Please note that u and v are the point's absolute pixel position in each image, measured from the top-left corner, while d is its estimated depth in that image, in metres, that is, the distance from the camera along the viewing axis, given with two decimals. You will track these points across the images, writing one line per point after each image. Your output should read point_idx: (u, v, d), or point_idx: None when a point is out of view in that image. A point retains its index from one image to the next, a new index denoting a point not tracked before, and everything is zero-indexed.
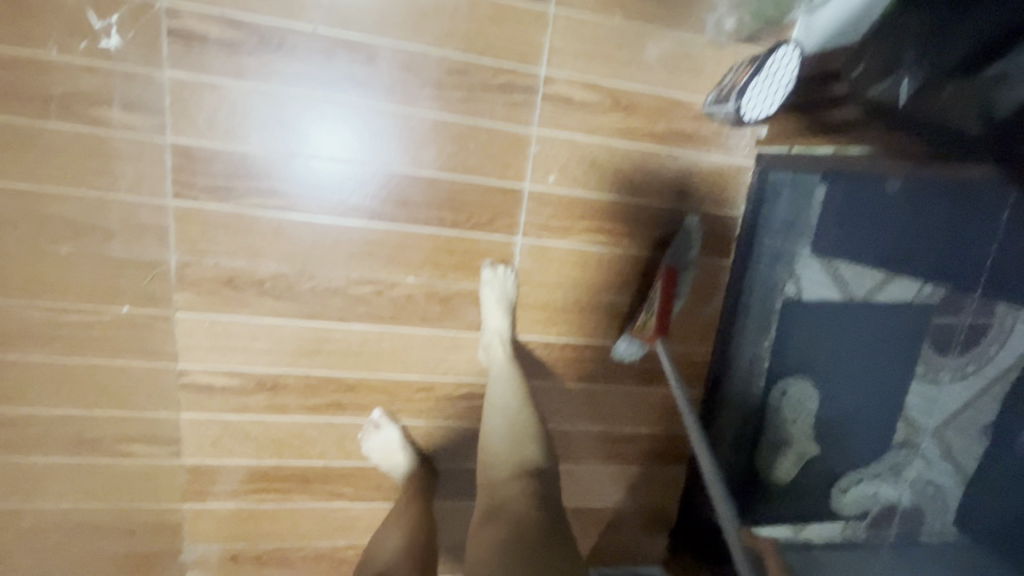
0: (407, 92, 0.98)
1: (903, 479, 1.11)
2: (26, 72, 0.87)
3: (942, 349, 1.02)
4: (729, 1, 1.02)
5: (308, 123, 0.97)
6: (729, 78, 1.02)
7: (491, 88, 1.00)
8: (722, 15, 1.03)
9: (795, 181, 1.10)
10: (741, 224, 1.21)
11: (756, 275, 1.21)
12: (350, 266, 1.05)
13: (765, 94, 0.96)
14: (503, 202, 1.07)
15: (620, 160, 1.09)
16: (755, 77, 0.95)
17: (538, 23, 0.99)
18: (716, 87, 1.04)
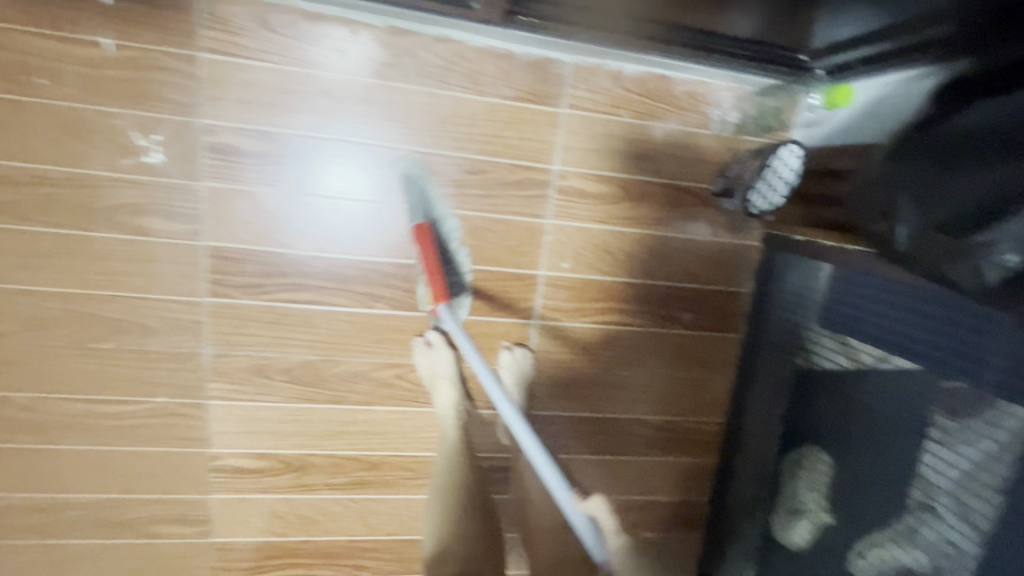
0: (428, 191, 1.04)
1: (919, 542, 1.02)
2: (75, 188, 0.93)
3: (954, 415, 0.94)
4: (732, 98, 1.08)
5: (330, 220, 1.02)
6: (736, 169, 1.08)
7: (507, 185, 1.06)
8: (726, 111, 1.08)
9: (801, 261, 1.12)
10: (750, 300, 1.24)
11: (764, 349, 1.23)
12: (374, 352, 1.10)
13: (769, 189, 1.01)
14: (519, 288, 1.11)
15: (632, 244, 1.13)
16: (760, 175, 1.00)
17: (551, 124, 1.04)
18: (723, 175, 1.10)
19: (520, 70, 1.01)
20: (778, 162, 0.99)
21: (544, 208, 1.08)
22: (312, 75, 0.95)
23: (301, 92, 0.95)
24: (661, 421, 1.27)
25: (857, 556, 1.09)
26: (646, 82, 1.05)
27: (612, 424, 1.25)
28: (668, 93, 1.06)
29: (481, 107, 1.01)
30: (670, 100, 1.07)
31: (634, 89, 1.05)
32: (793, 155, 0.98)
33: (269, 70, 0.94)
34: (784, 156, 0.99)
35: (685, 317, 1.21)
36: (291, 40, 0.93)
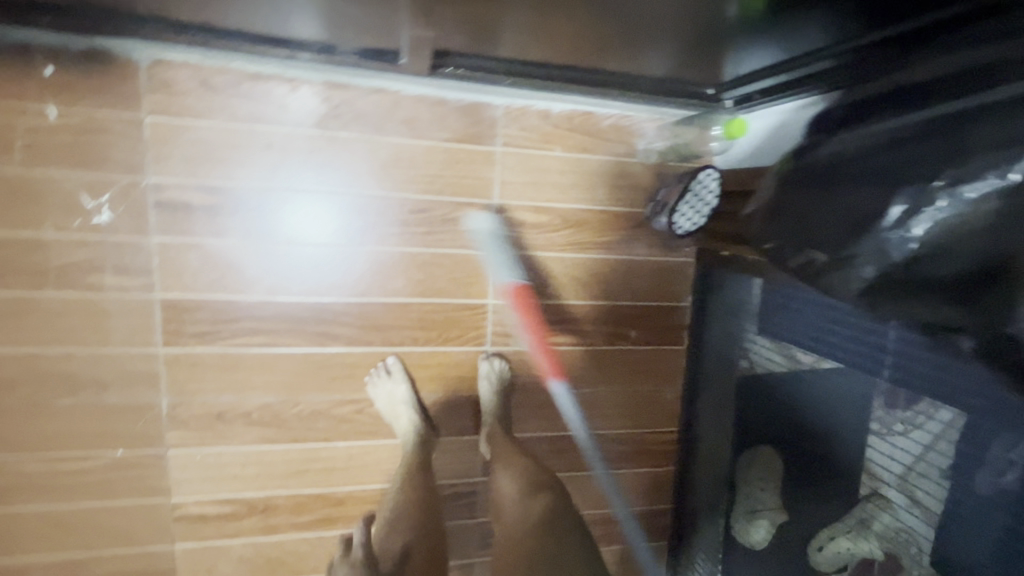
0: (375, 231, 1.09)
1: (872, 532, 1.03)
2: (24, 251, 0.95)
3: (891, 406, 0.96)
4: (655, 128, 1.17)
5: (289, 264, 1.07)
6: (663, 193, 1.15)
7: (450, 221, 1.12)
8: (652, 140, 1.17)
9: (732, 275, 1.20)
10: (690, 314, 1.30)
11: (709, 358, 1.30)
12: (332, 389, 1.13)
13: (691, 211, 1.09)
14: (470, 317, 1.17)
15: (574, 268, 1.20)
16: (682, 199, 1.08)
17: (488, 161, 1.11)
18: (654, 201, 1.17)
19: (455, 114, 1.08)
20: (697, 186, 1.07)
21: (487, 240, 1.14)
22: (255, 130, 1.00)
23: (244, 147, 1.00)
24: (617, 435, 1.32)
25: (815, 549, 1.10)
26: (573, 118, 1.13)
27: (571, 442, 1.29)
28: (594, 127, 1.15)
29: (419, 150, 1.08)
30: (597, 133, 1.15)
31: (563, 125, 1.13)
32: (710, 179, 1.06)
33: (212, 127, 0.98)
34: (702, 181, 1.06)
35: (631, 333, 1.27)
36: (231, 99, 0.98)
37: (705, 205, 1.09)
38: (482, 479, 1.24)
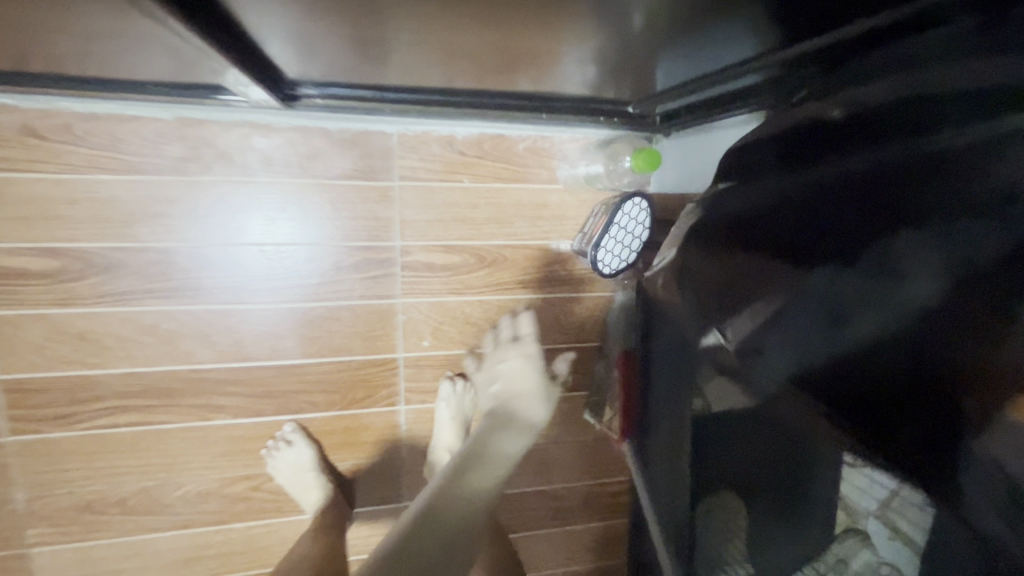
0: (256, 286, 0.95)
1: None
2: None
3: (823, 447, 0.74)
4: (579, 151, 1.03)
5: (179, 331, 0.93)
6: (589, 224, 1.01)
7: (346, 268, 0.97)
8: (575, 164, 1.03)
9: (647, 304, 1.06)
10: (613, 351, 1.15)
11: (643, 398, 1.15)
12: (222, 466, 0.99)
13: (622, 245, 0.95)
14: (378, 374, 1.02)
15: (496, 311, 1.06)
16: (605, 234, 0.94)
17: (385, 199, 0.97)
18: (580, 233, 1.03)
19: (339, 147, 0.93)
20: (625, 216, 0.94)
21: (390, 287, 1.00)
22: (97, 180, 0.86)
23: (85, 200, 0.86)
24: (560, 489, 1.18)
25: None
26: (482, 143, 0.99)
27: (508, 501, 1.16)
28: (507, 152, 1.00)
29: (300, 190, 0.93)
30: (511, 158, 1.01)
31: (470, 152, 0.99)
32: (638, 207, 0.94)
33: (43, 180, 0.84)
34: (629, 209, 0.93)
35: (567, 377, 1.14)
36: (63, 145, 0.84)
37: (635, 237, 0.95)
38: None
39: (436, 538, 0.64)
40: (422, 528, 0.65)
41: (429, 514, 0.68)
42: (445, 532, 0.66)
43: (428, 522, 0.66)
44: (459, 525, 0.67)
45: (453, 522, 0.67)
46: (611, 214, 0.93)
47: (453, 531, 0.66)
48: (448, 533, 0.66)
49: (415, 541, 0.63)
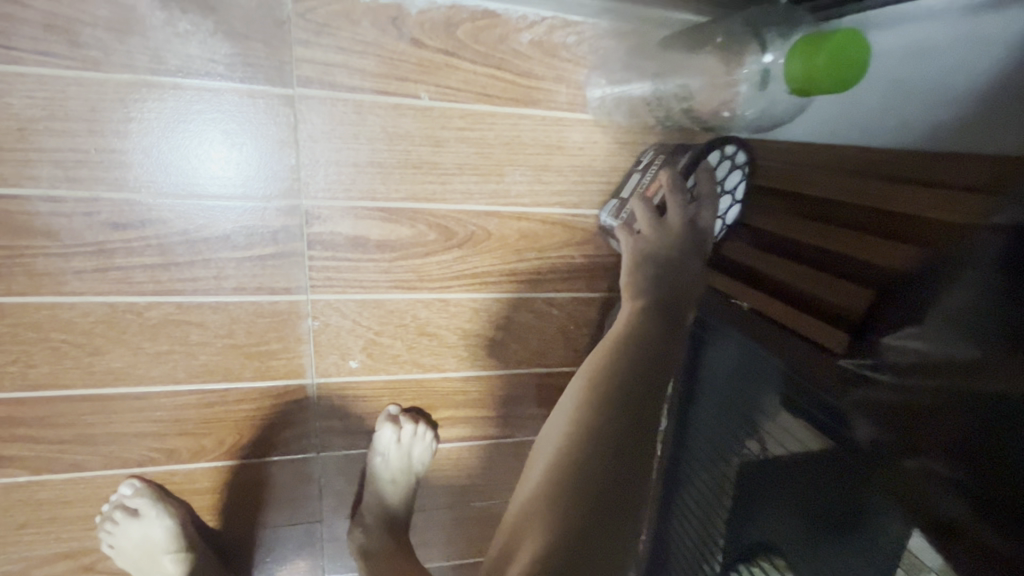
0: (38, 268, 0.53)
1: None
2: None
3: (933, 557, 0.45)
4: (622, 58, 0.59)
5: None
6: (634, 184, 0.61)
7: (209, 241, 0.56)
8: (615, 82, 0.59)
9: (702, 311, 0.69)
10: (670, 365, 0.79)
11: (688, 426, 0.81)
12: (22, 543, 0.63)
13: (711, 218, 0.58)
14: (276, 410, 0.64)
15: (472, 316, 0.66)
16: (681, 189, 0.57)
17: (275, 120, 0.54)
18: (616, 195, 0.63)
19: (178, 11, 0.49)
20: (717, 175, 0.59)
21: (291, 275, 0.59)
22: None
23: None
24: None
25: None
26: (454, 28, 0.55)
27: None
28: (499, 48, 0.56)
29: (104, 92, 0.50)
30: (505, 60, 0.57)
31: (431, 43, 0.55)
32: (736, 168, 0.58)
33: None
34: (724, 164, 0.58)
35: None
36: None
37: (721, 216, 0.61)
38: None
39: (643, 436, 0.49)
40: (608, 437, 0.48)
41: (604, 387, 0.51)
42: (637, 460, 0.48)
43: (620, 427, 0.48)
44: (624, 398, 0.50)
45: (632, 402, 0.50)
46: (690, 161, 0.57)
47: (620, 407, 0.49)
48: (641, 412, 0.49)
49: (585, 466, 0.47)
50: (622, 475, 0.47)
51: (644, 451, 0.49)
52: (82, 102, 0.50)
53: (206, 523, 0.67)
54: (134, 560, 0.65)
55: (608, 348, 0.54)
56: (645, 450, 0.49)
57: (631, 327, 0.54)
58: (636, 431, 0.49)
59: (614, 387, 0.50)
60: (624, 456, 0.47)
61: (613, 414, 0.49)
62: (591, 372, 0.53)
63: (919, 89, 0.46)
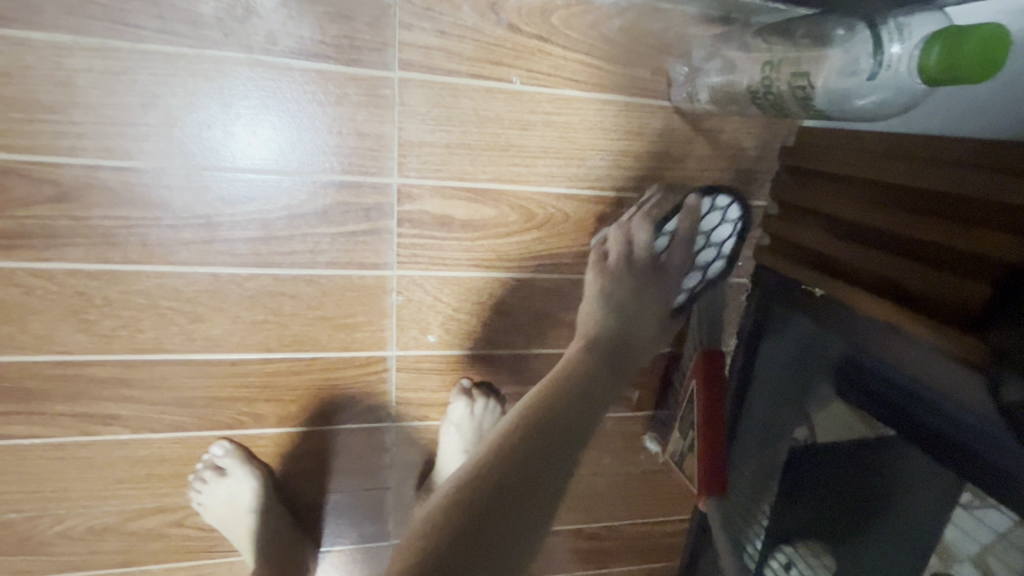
0: (151, 238, 0.56)
1: None
2: None
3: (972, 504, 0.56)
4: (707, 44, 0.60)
5: (14, 299, 0.56)
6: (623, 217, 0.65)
7: (307, 216, 0.59)
8: (699, 68, 0.61)
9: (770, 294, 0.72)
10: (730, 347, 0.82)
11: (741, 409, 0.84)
12: (120, 497, 0.67)
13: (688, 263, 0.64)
14: (357, 380, 0.68)
15: (544, 296, 0.69)
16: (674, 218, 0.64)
17: (375, 100, 0.56)
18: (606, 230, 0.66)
19: None
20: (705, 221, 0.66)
21: (380, 251, 0.62)
22: None
23: None
24: (601, 529, 0.88)
25: None
26: (548, 14, 0.57)
27: None
28: (589, 34, 0.58)
29: (221, 71, 0.52)
30: (595, 46, 0.59)
31: (526, 28, 0.57)
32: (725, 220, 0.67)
33: None
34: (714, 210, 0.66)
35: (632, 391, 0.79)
36: None
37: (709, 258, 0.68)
38: None
39: (531, 461, 0.45)
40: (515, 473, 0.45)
41: (541, 409, 0.49)
42: (519, 488, 0.43)
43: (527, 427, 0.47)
44: (562, 434, 0.48)
45: (550, 426, 0.48)
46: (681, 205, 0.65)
47: (550, 429, 0.48)
48: (545, 455, 0.46)
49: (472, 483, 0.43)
50: (524, 494, 0.43)
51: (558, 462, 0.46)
52: (198, 81, 0.52)
53: (273, 483, 0.70)
54: (215, 517, 0.69)
55: (552, 383, 0.52)
56: (549, 479, 0.45)
57: (574, 367, 0.54)
58: (537, 455, 0.45)
59: (521, 429, 0.47)
60: (522, 480, 0.44)
61: (523, 434, 0.47)
62: (546, 387, 0.52)
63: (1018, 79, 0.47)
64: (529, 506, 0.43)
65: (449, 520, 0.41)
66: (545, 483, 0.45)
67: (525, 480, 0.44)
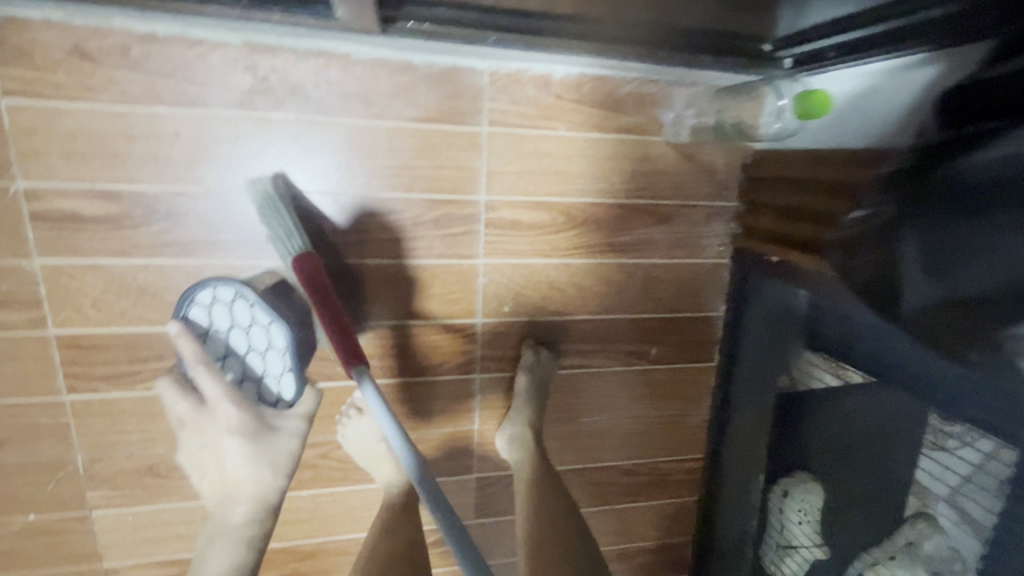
0: (327, 240, 0.86)
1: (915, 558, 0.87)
2: None
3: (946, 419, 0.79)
4: (686, 97, 0.90)
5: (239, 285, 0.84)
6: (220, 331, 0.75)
7: (426, 224, 0.88)
8: (681, 113, 0.91)
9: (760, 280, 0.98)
10: (727, 318, 1.06)
11: (745, 367, 1.07)
12: None
13: (221, 391, 0.72)
14: (453, 340, 0.95)
15: (583, 276, 0.97)
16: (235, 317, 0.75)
17: (471, 145, 0.86)
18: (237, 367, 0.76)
19: (425, 83, 0.82)
20: (205, 321, 0.76)
21: (473, 246, 0.91)
22: (156, 114, 0.75)
23: (143, 136, 0.76)
24: (632, 466, 1.12)
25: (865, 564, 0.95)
26: (581, 86, 0.87)
27: (580, 477, 1.09)
28: (608, 96, 0.89)
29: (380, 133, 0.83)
30: (612, 104, 0.89)
31: (567, 95, 0.87)
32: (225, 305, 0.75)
33: (97, 112, 0.74)
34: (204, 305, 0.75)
35: (652, 349, 1.05)
36: (117, 71, 0.73)
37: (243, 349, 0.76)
38: (476, 520, 1.07)
39: (254, 535, 0.73)
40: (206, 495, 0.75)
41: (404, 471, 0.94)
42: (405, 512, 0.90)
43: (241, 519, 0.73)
44: (259, 514, 0.74)
45: (264, 508, 0.74)
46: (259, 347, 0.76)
47: (233, 516, 0.73)
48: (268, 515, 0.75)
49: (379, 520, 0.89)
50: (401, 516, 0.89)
51: (266, 524, 0.74)
52: (365, 141, 0.83)
53: (393, 423, 0.95)
54: (347, 448, 0.94)
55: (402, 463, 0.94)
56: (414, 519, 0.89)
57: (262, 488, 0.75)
58: (263, 531, 0.74)
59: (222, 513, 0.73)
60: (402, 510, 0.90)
61: (259, 515, 0.74)
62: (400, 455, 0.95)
63: (874, 115, 0.76)
64: (250, 554, 0.72)
65: (252, 538, 0.72)
66: (235, 531, 0.72)
67: (267, 521, 0.75)
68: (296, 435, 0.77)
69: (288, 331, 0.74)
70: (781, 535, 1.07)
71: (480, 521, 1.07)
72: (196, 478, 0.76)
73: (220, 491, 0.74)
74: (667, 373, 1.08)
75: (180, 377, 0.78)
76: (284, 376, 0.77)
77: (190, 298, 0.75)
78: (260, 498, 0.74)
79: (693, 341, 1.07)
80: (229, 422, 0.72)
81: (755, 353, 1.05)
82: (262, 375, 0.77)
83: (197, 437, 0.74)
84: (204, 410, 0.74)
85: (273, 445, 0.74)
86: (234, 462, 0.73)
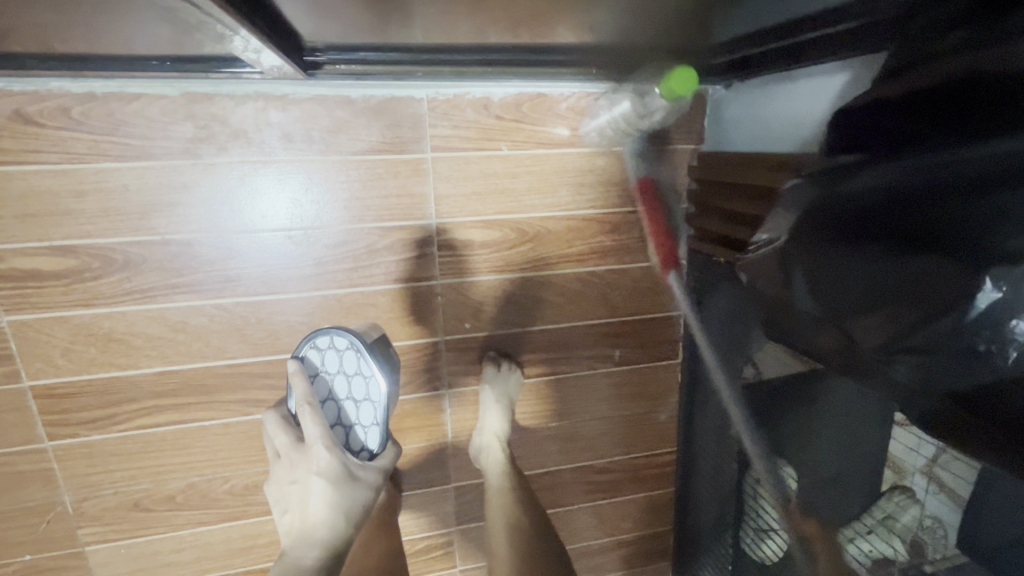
0: (282, 275, 0.88)
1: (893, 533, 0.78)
2: None
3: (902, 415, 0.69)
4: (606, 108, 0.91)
5: (202, 324, 0.87)
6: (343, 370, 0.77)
7: (380, 251, 0.91)
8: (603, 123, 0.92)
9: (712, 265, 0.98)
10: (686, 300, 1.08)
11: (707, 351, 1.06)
12: (265, 459, 0.96)
13: (319, 433, 0.72)
14: (418, 359, 0.98)
15: (540, 287, 0.99)
16: (360, 359, 0.77)
17: (416, 172, 0.88)
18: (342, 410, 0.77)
19: (364, 117, 0.84)
20: (315, 363, 0.79)
21: (428, 268, 0.93)
22: (104, 169, 0.78)
23: (92, 191, 0.78)
24: (607, 463, 1.15)
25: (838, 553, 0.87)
26: (520, 106, 0.89)
27: (555, 478, 1.13)
28: (548, 113, 0.91)
29: (325, 168, 0.85)
30: (552, 121, 0.91)
31: (507, 116, 0.89)
32: (348, 353, 0.77)
33: (46, 172, 0.76)
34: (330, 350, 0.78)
35: (616, 352, 1.08)
36: (62, 132, 0.75)
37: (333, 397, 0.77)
38: (457, 527, 1.11)
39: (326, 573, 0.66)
40: (291, 536, 0.70)
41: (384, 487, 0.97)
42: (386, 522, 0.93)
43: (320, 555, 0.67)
44: (334, 556, 0.68)
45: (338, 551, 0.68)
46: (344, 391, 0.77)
47: (326, 550, 0.68)
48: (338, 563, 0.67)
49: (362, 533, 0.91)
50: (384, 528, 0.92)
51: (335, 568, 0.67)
52: (310, 175, 0.85)
53: None
54: None
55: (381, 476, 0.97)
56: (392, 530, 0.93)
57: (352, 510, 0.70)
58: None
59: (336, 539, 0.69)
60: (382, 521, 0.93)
61: (330, 557, 0.67)
62: None
63: (795, 121, 0.77)
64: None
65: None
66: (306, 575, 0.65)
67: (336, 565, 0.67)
68: (371, 488, 0.73)
69: (385, 387, 0.76)
70: (757, 520, 1.01)
71: (461, 527, 1.11)
72: (287, 519, 0.72)
73: (298, 531, 0.70)
74: (633, 374, 1.11)
75: (286, 412, 0.79)
76: (370, 428, 0.76)
77: (311, 340, 0.79)
78: (331, 546, 0.68)
79: (654, 336, 1.09)
80: (320, 465, 0.70)
81: (717, 349, 1.04)
82: (352, 423, 0.77)
83: (289, 472, 0.72)
84: (303, 448, 0.73)
85: (352, 495, 0.70)
86: (314, 506, 0.69)
